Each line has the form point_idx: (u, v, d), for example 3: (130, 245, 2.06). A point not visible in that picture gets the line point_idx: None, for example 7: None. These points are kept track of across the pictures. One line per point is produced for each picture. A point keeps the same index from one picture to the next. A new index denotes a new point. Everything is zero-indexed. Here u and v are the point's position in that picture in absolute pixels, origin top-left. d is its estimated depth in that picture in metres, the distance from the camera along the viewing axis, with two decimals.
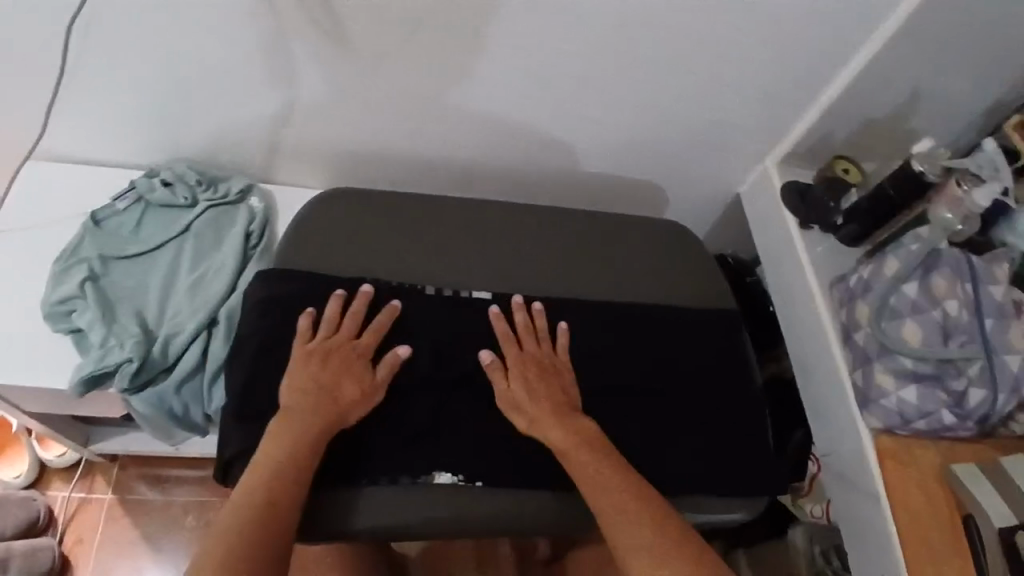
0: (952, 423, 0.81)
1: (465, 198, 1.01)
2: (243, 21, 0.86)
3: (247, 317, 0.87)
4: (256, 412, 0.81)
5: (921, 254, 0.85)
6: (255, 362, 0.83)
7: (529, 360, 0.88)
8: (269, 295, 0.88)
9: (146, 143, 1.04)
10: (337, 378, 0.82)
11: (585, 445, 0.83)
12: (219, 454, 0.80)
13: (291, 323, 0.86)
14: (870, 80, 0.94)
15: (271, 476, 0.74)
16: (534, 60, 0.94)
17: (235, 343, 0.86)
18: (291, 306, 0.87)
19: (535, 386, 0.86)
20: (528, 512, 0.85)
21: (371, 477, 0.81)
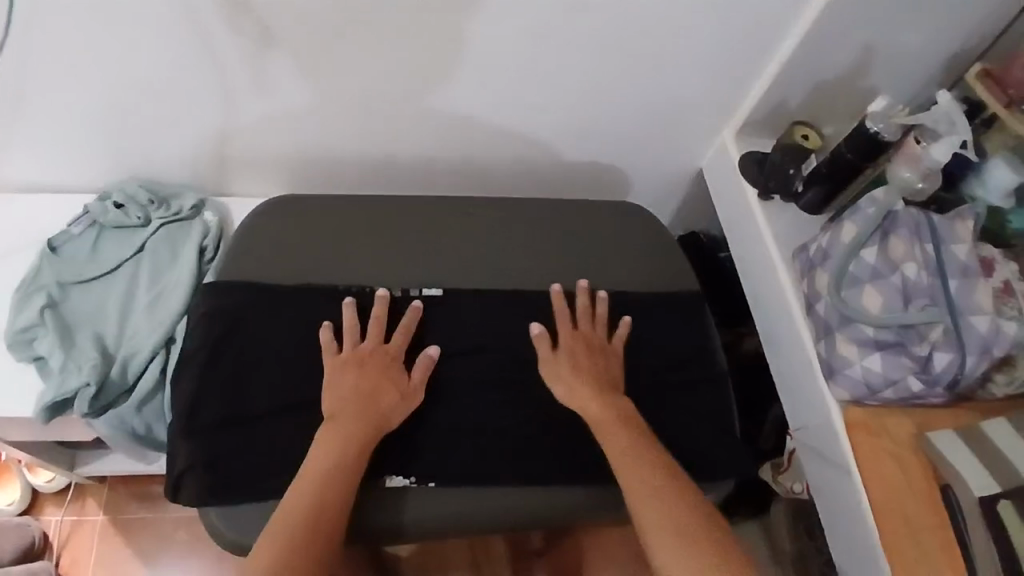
0: (920, 390, 0.78)
1: (411, 198, 0.99)
2: (170, 34, 0.85)
3: (194, 332, 0.86)
4: (208, 427, 0.82)
5: (877, 218, 0.82)
6: (202, 378, 0.83)
7: (582, 343, 0.90)
8: (215, 307, 0.87)
9: (96, 166, 1.03)
10: (377, 384, 0.84)
11: (620, 423, 0.84)
12: (169, 471, 0.81)
13: (236, 335, 0.86)
14: (817, 41, 0.91)
15: (321, 478, 0.76)
16: (470, 48, 0.92)
17: (182, 359, 0.86)
18: (238, 319, 0.87)
19: (579, 363, 0.88)
20: (487, 508, 0.84)
21: None
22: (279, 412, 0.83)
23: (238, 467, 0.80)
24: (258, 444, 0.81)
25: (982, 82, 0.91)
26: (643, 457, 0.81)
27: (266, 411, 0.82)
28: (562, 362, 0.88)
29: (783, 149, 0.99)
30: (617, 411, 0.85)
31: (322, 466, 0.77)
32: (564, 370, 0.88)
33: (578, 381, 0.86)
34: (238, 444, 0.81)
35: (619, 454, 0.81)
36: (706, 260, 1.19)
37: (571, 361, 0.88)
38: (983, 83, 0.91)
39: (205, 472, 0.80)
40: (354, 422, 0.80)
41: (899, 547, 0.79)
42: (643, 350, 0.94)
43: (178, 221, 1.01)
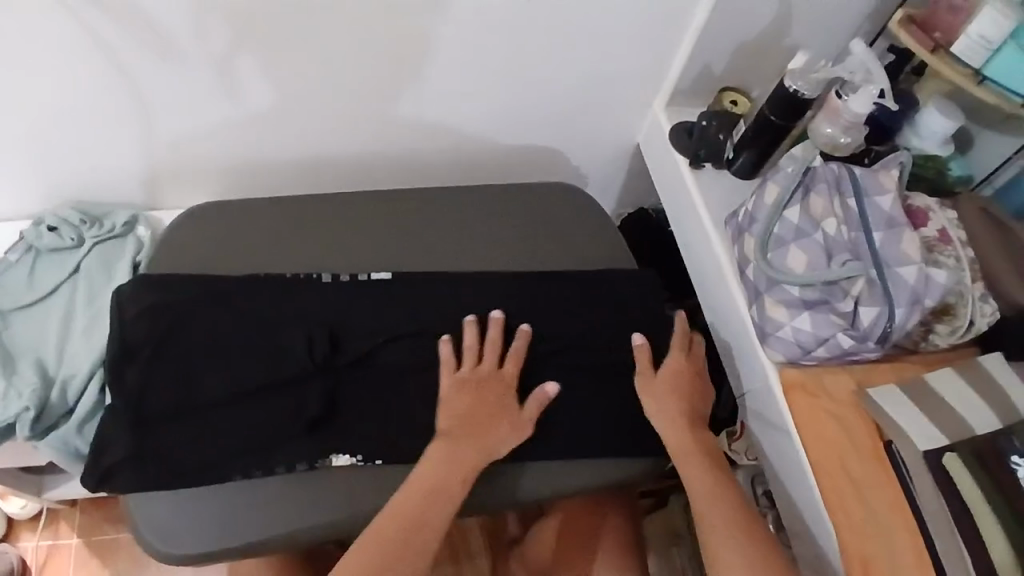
0: (852, 346, 0.77)
1: (339, 196, 0.98)
2: (73, 50, 0.85)
3: (138, 323, 0.84)
4: (143, 420, 0.80)
5: (796, 176, 0.81)
6: (148, 371, 0.82)
7: (680, 363, 0.90)
8: (163, 300, 0.85)
9: (27, 191, 1.03)
10: (490, 414, 0.84)
11: (701, 455, 0.85)
12: (95, 459, 0.79)
13: (181, 327, 0.84)
14: (731, 2, 0.90)
15: (428, 495, 0.78)
16: (382, 43, 0.91)
17: (122, 348, 0.83)
18: (179, 312, 0.85)
19: (674, 386, 0.89)
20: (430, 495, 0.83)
21: (268, 467, 0.80)
22: (221, 402, 0.81)
23: (174, 462, 0.79)
24: (205, 434, 0.80)
25: (905, 29, 0.88)
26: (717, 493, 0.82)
27: (213, 398, 0.81)
28: (658, 392, 0.88)
29: (709, 117, 0.98)
30: (699, 442, 0.86)
31: (416, 496, 0.78)
32: (658, 401, 0.88)
33: (666, 415, 0.87)
34: (177, 437, 0.80)
35: (699, 488, 0.83)
36: (652, 236, 1.19)
37: (666, 393, 0.88)
38: (906, 30, 0.88)
39: (137, 466, 0.78)
40: (462, 450, 0.81)
41: (844, 506, 0.78)
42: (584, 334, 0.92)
43: (112, 238, 1.01)
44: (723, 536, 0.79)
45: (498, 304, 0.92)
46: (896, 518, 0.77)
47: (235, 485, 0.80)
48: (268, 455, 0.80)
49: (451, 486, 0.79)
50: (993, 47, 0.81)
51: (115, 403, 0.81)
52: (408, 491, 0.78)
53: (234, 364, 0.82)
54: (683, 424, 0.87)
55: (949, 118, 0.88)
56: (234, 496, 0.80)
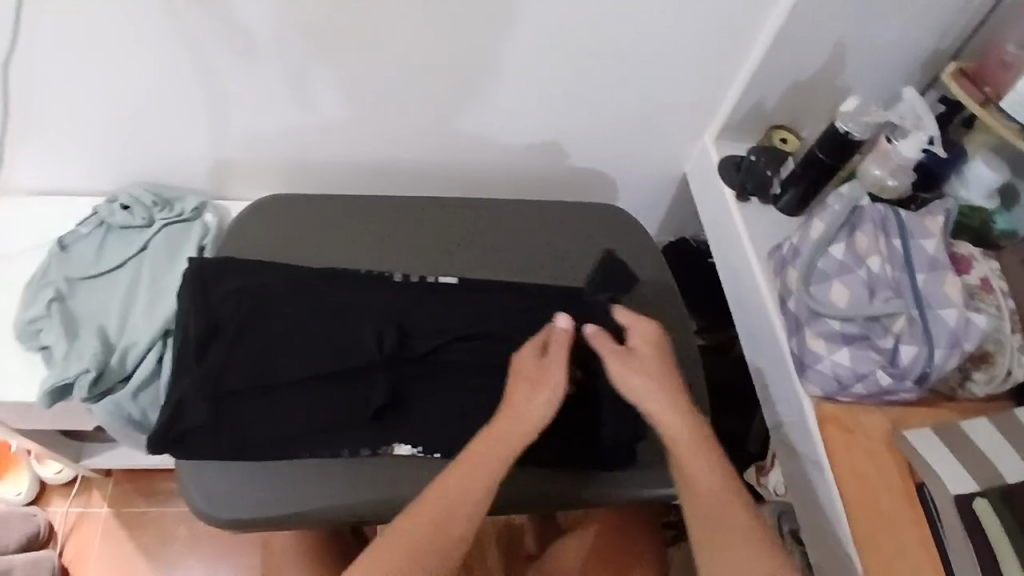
0: (890, 384, 0.78)
1: (398, 198, 1.02)
2: (165, 45, 0.91)
3: (224, 304, 0.88)
4: (221, 396, 0.83)
5: (843, 214, 0.84)
6: (231, 349, 0.85)
7: (647, 343, 0.85)
8: (247, 284, 0.89)
9: (103, 170, 1.09)
10: (518, 386, 0.81)
11: (702, 449, 0.79)
12: (174, 423, 0.82)
13: (262, 311, 0.88)
14: (786, 44, 0.94)
15: (466, 473, 0.75)
16: (450, 61, 0.96)
17: (211, 326, 0.86)
18: (260, 297, 0.89)
19: (653, 368, 0.83)
20: (470, 490, 0.85)
21: (334, 448, 0.83)
22: (293, 386, 0.85)
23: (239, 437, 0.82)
24: (277, 413, 0.83)
25: (957, 81, 0.92)
26: (717, 492, 0.77)
27: (287, 381, 0.84)
28: (637, 383, 0.82)
29: (759, 152, 1.01)
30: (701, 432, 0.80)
31: (457, 472, 0.75)
32: (635, 400, 0.82)
33: (654, 408, 0.81)
34: (249, 414, 0.83)
35: (703, 487, 0.78)
36: (693, 263, 1.21)
37: (645, 375, 0.83)
38: (958, 82, 0.92)
39: (212, 435, 0.82)
40: (497, 436, 0.78)
41: (872, 542, 0.79)
42: None
43: (181, 221, 1.07)
44: (735, 539, 0.74)
45: (552, 316, 0.93)
46: (927, 561, 0.77)
47: (284, 466, 0.83)
48: (328, 438, 0.83)
49: (492, 467, 0.76)
50: None
51: (195, 375, 0.84)
52: (454, 472, 0.75)
53: (306, 352, 0.86)
54: (680, 417, 0.80)
55: (995, 171, 0.92)
56: (283, 481, 0.82)
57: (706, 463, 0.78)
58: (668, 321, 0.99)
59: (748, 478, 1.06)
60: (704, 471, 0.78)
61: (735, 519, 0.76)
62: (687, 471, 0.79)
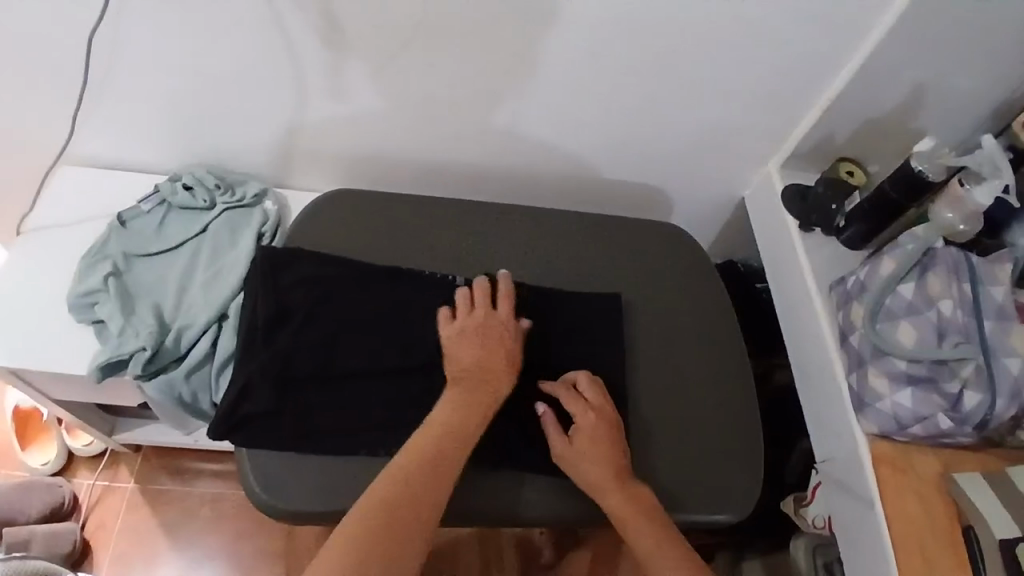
0: (950, 429, 0.79)
1: (464, 202, 1.03)
2: (248, 30, 0.91)
3: (292, 293, 0.89)
4: (283, 384, 0.84)
5: (915, 255, 0.84)
6: (296, 338, 0.86)
7: (601, 421, 0.85)
8: (316, 274, 0.91)
9: (168, 147, 1.10)
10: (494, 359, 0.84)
11: (644, 515, 0.80)
12: (235, 408, 0.82)
13: (328, 302, 0.89)
14: (864, 80, 0.95)
15: (423, 466, 0.76)
16: (529, 69, 0.97)
17: (279, 315, 0.88)
18: (327, 288, 0.90)
19: (594, 445, 0.84)
20: (522, 499, 0.86)
21: (392, 448, 0.83)
22: (355, 380, 0.85)
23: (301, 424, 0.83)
24: (337, 407, 0.83)
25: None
26: (647, 520, 0.80)
27: (347, 375, 0.85)
28: (581, 447, 0.84)
29: (824, 183, 1.02)
30: (635, 497, 0.81)
31: (415, 464, 0.76)
32: (582, 455, 0.84)
33: (597, 484, 0.82)
34: (310, 405, 0.83)
35: (627, 514, 0.80)
36: (742, 290, 1.23)
37: (590, 458, 0.83)
38: None
39: (273, 423, 0.82)
40: (465, 406, 0.81)
41: None
42: (679, 369, 0.97)
43: (241, 207, 1.07)
44: (669, 555, 0.78)
45: (609, 333, 0.95)
46: None
47: (342, 463, 0.82)
48: (387, 438, 0.83)
49: (449, 455, 0.77)
50: None
51: (260, 361, 0.84)
52: (408, 464, 0.76)
53: (371, 350, 0.86)
54: (619, 491, 0.81)
55: None
56: (339, 478, 0.82)
57: (650, 528, 0.79)
58: (721, 346, 0.99)
59: (786, 509, 1.08)
60: (626, 501, 0.81)
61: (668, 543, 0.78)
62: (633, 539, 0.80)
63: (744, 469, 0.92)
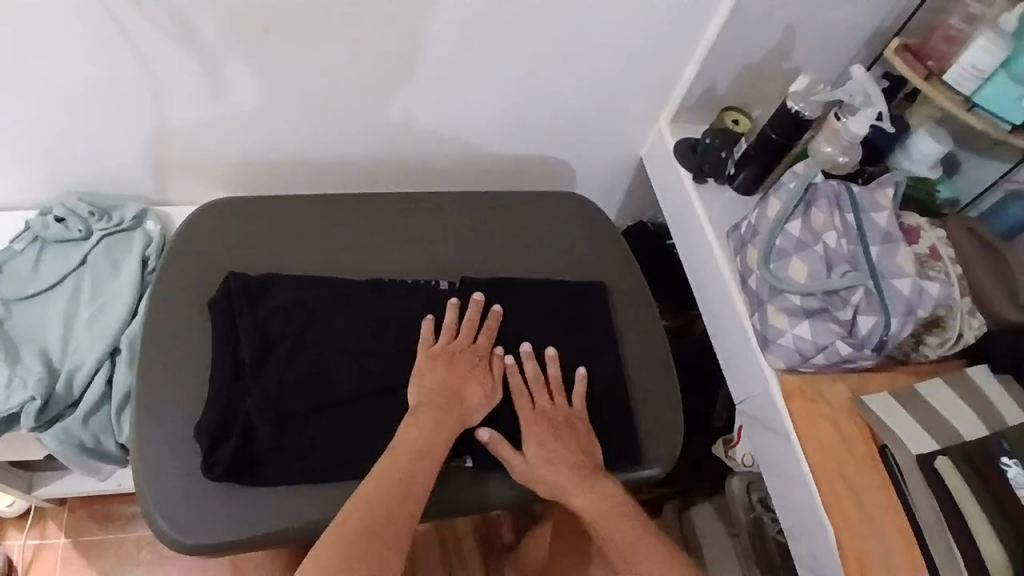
0: (849, 354, 0.81)
1: (354, 195, 1.00)
2: (95, 41, 0.86)
3: (223, 305, 0.87)
4: (225, 402, 0.82)
5: (798, 193, 0.86)
6: (216, 359, 0.84)
7: (541, 419, 0.85)
8: (223, 292, 0.88)
9: (41, 180, 1.03)
10: (462, 382, 0.85)
11: (613, 515, 0.81)
12: (141, 447, 0.80)
13: (236, 320, 0.86)
14: (736, 26, 0.94)
15: (413, 453, 0.78)
16: (403, 48, 0.93)
17: (192, 340, 0.87)
18: (256, 298, 0.87)
19: (552, 450, 0.83)
20: (450, 492, 0.84)
21: (309, 463, 0.80)
22: (268, 387, 0.82)
23: (195, 453, 0.81)
24: (260, 419, 0.80)
25: (899, 56, 0.90)
26: (616, 517, 0.81)
27: (257, 389, 0.81)
28: (540, 459, 0.83)
29: (713, 134, 1.02)
30: (601, 495, 0.82)
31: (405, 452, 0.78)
32: (540, 463, 0.83)
33: (556, 481, 0.82)
34: (230, 424, 0.81)
35: (597, 514, 0.81)
36: (653, 248, 1.23)
37: (546, 457, 0.83)
38: (901, 58, 0.90)
39: (213, 447, 0.79)
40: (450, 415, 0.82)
41: (842, 511, 0.80)
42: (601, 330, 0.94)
43: (121, 232, 1.02)
44: (643, 547, 0.79)
45: (523, 303, 0.93)
46: (892, 521, 0.79)
47: (249, 487, 0.79)
48: (300, 450, 0.80)
49: (434, 439, 0.79)
50: (983, 76, 0.84)
51: (217, 379, 0.83)
52: (396, 453, 0.78)
53: (291, 361, 0.84)
54: (584, 489, 0.82)
55: (937, 140, 0.91)
56: (252, 503, 0.79)
57: (623, 529, 0.80)
58: (635, 306, 1.00)
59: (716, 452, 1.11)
60: (592, 501, 0.81)
61: (642, 540, 0.80)
62: (607, 536, 0.81)
63: (666, 427, 0.92)
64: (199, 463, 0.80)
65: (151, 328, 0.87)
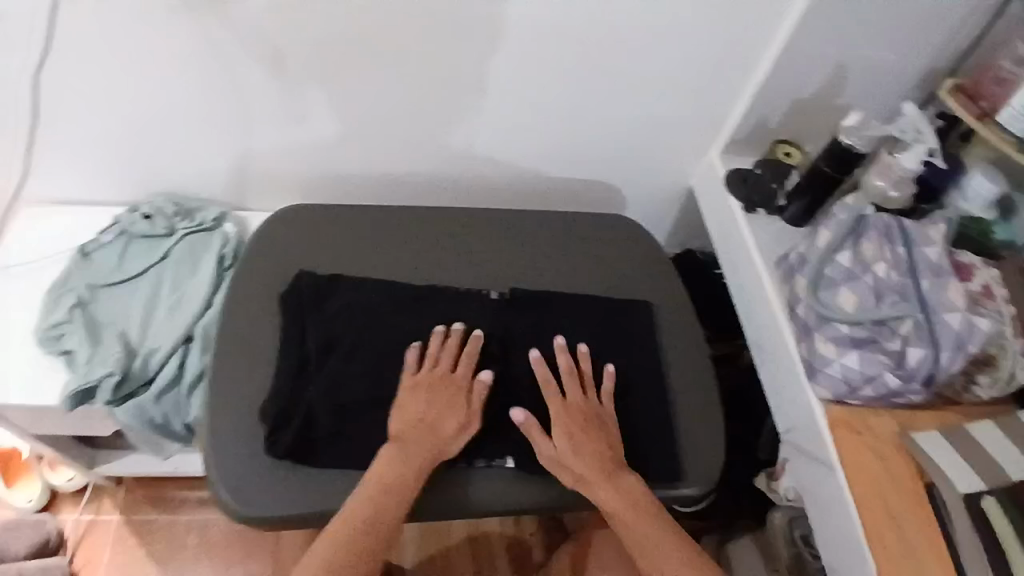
0: (897, 386, 0.81)
1: (415, 209, 1.06)
2: (191, 54, 0.95)
3: (297, 298, 0.94)
4: (290, 388, 0.87)
5: (849, 223, 0.88)
6: (285, 349, 0.90)
7: (573, 410, 0.88)
8: (295, 289, 0.94)
9: (130, 180, 1.12)
10: (439, 411, 0.86)
11: (632, 510, 0.83)
12: (208, 425, 0.86)
13: (305, 315, 0.92)
14: (789, 61, 0.98)
15: (395, 469, 0.82)
16: (468, 72, 1.00)
17: (263, 326, 0.93)
18: (323, 294, 0.94)
19: (578, 441, 0.86)
20: (492, 493, 0.87)
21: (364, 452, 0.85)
22: (330, 377, 0.87)
23: (256, 434, 0.86)
24: (321, 407, 0.85)
25: (954, 96, 0.93)
26: (636, 513, 0.84)
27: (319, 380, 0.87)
28: (563, 449, 0.85)
29: (764, 166, 1.07)
30: (621, 491, 0.85)
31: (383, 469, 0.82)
32: (565, 454, 0.85)
33: (581, 473, 0.85)
34: (290, 410, 0.85)
35: (619, 509, 0.84)
36: (699, 276, 1.25)
37: (571, 448, 0.85)
38: (956, 98, 0.93)
39: (279, 427, 0.84)
40: (413, 457, 0.83)
41: (884, 543, 0.79)
42: (646, 347, 0.97)
43: (200, 231, 1.09)
44: (653, 541, 0.82)
45: (573, 315, 0.96)
46: (936, 558, 0.78)
47: (305, 470, 0.84)
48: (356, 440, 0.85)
49: (414, 457, 0.83)
50: None
51: (284, 366, 0.89)
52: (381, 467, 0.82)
53: (351, 355, 0.88)
54: (606, 482, 0.85)
55: (992, 181, 0.92)
56: (307, 485, 0.83)
57: (640, 524, 0.83)
58: (682, 327, 1.02)
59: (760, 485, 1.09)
60: (614, 494, 0.84)
61: (657, 536, 0.83)
62: (626, 531, 0.83)
63: (709, 448, 0.93)
64: (263, 443, 0.85)
65: (225, 315, 0.93)
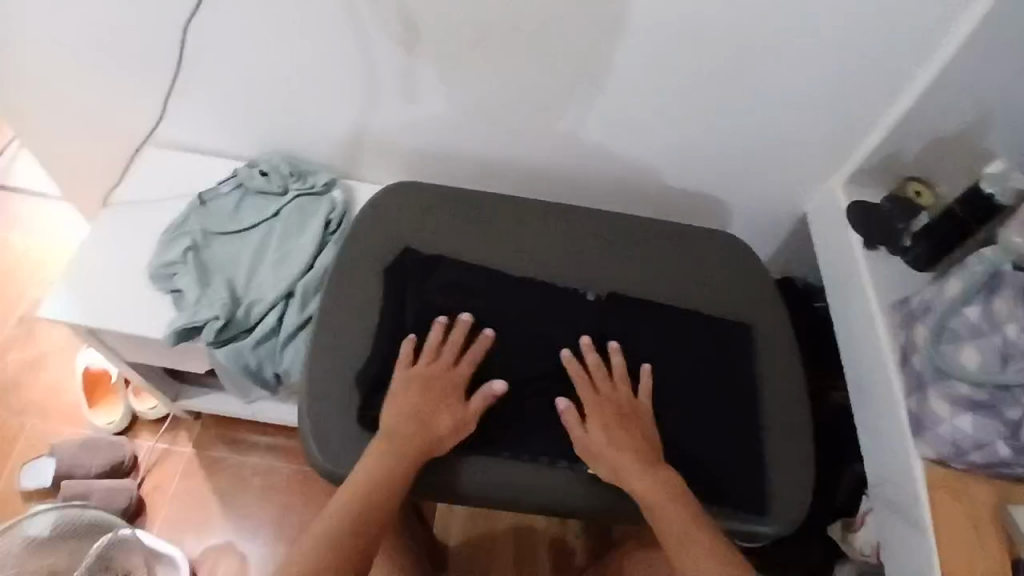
0: (1008, 456, 0.78)
1: (527, 199, 1.06)
2: (328, 20, 0.97)
3: (406, 271, 0.96)
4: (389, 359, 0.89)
5: (982, 276, 0.83)
6: (390, 321, 0.92)
7: (607, 403, 0.87)
8: (404, 262, 0.96)
9: (250, 134, 1.16)
10: (433, 407, 0.85)
11: (668, 497, 0.81)
12: (308, 384, 0.89)
13: (415, 288, 0.94)
14: (933, 96, 0.94)
15: (392, 450, 0.82)
16: (596, 67, 0.99)
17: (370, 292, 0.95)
18: (432, 270, 0.96)
19: (613, 432, 0.85)
20: (569, 494, 0.86)
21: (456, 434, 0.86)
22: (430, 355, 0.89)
23: (349, 398, 0.88)
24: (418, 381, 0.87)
25: None
26: (670, 500, 0.81)
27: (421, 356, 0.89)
28: (597, 440, 0.85)
29: (891, 202, 1.01)
30: (657, 478, 0.82)
31: (382, 449, 0.82)
32: (600, 446, 0.85)
33: (614, 461, 0.84)
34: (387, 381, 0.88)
35: (650, 495, 0.81)
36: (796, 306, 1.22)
37: (605, 439, 0.85)
38: None
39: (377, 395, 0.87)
40: (406, 444, 0.82)
41: None
42: (741, 372, 0.95)
43: (312, 194, 1.13)
44: (686, 532, 0.79)
45: (672, 330, 0.95)
46: None
47: None
48: None
49: (409, 444, 0.82)
50: None
51: (388, 337, 0.91)
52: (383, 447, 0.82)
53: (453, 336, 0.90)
54: (643, 470, 0.83)
55: None
56: None
57: (674, 511, 0.80)
58: (779, 357, 0.99)
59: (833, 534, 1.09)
60: (648, 482, 0.82)
61: (689, 525, 0.79)
62: (661, 519, 0.80)
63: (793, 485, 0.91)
64: (358, 410, 0.87)
65: (333, 277, 0.96)
